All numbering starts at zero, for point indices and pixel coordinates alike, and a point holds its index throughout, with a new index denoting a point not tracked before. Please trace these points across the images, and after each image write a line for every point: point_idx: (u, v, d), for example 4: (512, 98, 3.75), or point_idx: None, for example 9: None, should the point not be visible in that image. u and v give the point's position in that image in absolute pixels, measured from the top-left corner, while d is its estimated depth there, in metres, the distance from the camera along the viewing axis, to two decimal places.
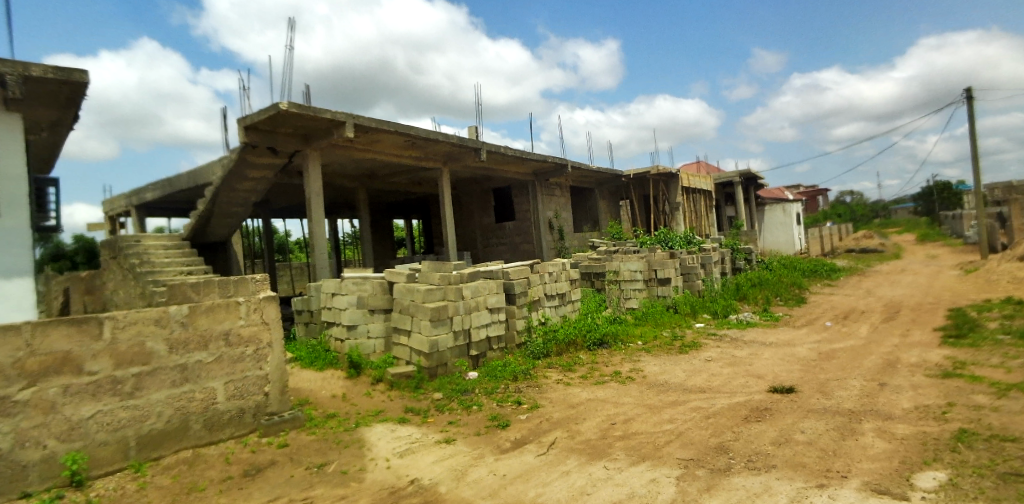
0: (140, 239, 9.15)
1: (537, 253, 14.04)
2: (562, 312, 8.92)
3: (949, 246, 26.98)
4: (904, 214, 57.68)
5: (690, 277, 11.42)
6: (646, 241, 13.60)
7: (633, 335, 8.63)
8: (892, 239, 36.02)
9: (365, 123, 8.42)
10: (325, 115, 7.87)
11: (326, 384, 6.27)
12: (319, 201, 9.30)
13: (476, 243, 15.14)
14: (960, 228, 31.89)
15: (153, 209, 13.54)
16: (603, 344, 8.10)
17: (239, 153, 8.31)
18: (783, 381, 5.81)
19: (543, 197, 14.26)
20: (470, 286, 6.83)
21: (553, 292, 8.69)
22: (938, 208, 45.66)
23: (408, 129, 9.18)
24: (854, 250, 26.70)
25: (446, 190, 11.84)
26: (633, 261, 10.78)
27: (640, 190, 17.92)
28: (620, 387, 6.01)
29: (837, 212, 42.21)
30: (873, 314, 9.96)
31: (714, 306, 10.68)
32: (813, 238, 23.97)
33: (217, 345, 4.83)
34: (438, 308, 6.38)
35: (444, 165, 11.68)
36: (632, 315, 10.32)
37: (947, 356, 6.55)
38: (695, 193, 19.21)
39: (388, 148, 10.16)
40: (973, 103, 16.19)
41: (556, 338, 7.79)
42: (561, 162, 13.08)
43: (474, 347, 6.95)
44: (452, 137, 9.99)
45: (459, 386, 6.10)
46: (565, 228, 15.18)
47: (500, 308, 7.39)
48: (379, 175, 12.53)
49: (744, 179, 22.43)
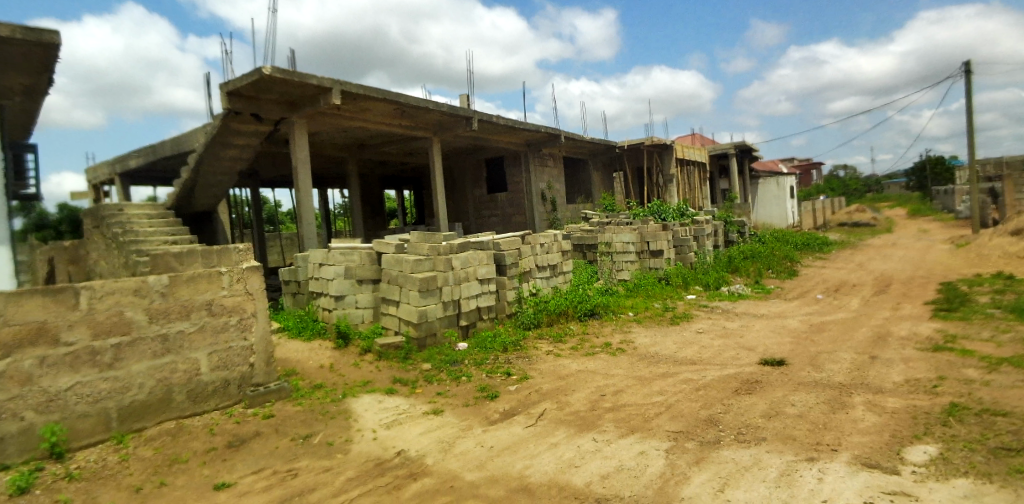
0: (123, 207, 8.90)
1: (529, 224, 13.90)
2: (553, 284, 8.86)
3: (940, 221, 27.08)
4: (897, 188, 57.77)
5: (683, 250, 11.36)
6: (640, 213, 13.49)
7: (625, 306, 8.59)
8: (884, 213, 36.14)
9: (353, 90, 8.12)
10: (311, 81, 7.57)
11: (314, 355, 6.19)
12: (308, 171, 9.05)
13: (468, 213, 14.95)
14: (952, 203, 31.98)
15: (137, 177, 13.21)
16: (594, 315, 8.05)
17: (221, 119, 8.01)
18: (774, 354, 5.80)
19: (537, 168, 14.04)
20: (459, 256, 6.72)
21: (544, 263, 8.60)
22: (931, 182, 45.68)
23: (398, 96, 8.88)
24: (847, 223, 26.78)
25: (437, 160, 11.58)
26: (626, 233, 10.69)
27: (635, 161, 17.67)
28: (611, 359, 5.98)
29: (831, 185, 42.17)
30: (864, 287, 9.97)
31: (706, 278, 10.65)
32: (805, 212, 23.95)
33: (198, 315, 4.71)
34: (427, 278, 6.27)
35: (436, 134, 11.38)
36: (624, 286, 10.28)
37: (937, 329, 6.55)
38: (690, 165, 19.00)
39: (377, 116, 9.87)
40: (973, 76, 15.94)
41: (547, 309, 7.73)
42: (554, 132, 12.80)
43: (464, 317, 6.88)
44: (443, 105, 9.70)
45: (449, 357, 6.05)
46: (559, 200, 15.01)
47: (491, 279, 7.29)
48: (369, 144, 12.23)
49: (739, 151, 22.19)
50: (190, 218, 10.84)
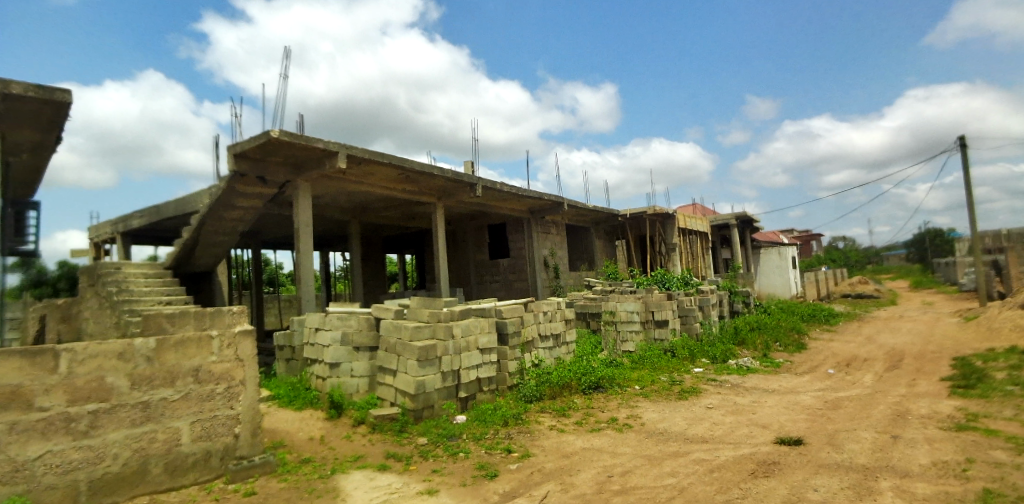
0: (121, 266, 8.84)
1: (531, 292, 13.77)
2: (555, 354, 8.61)
3: (944, 294, 26.92)
4: (897, 260, 57.99)
5: (688, 320, 11.16)
6: (643, 281, 13.41)
7: (630, 379, 8.27)
8: (886, 285, 36.04)
9: (358, 154, 8.31)
10: (318, 144, 7.76)
11: (304, 426, 5.88)
12: (309, 232, 9.08)
13: (469, 279, 14.87)
14: (954, 276, 31.95)
15: (140, 237, 13.27)
16: (599, 388, 7.73)
17: (228, 181, 8.14)
18: (789, 432, 5.49)
19: (539, 235, 14.14)
20: (460, 324, 6.57)
21: (547, 332, 8.40)
22: (931, 255, 45.88)
23: (403, 161, 9.08)
24: (851, 294, 26.63)
25: (440, 226, 11.66)
26: (630, 302, 10.55)
27: (637, 230, 17.81)
28: (617, 435, 5.65)
29: (832, 257, 42.31)
30: (876, 362, 9.66)
31: (713, 351, 10.37)
32: (808, 283, 23.87)
33: (184, 382, 4.51)
34: (427, 347, 6.08)
35: (440, 200, 11.57)
36: (629, 358, 10.00)
37: (958, 407, 6.24)
38: (691, 234, 19.15)
39: (382, 181, 10.06)
40: (965, 152, 16.40)
41: (550, 381, 7.45)
42: (557, 200, 13.01)
43: (464, 389, 6.60)
44: (447, 171, 9.91)
45: (446, 431, 5.74)
46: (561, 267, 14.99)
47: (492, 348, 7.09)
48: (373, 208, 12.40)
49: (739, 222, 22.45)
50: (186, 278, 10.78)
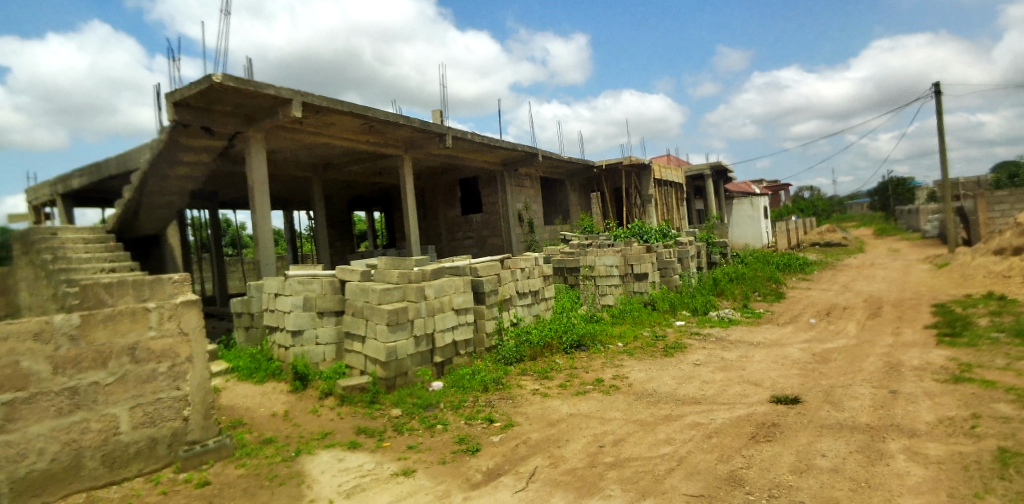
0: (56, 231, 7.84)
1: (507, 247, 13.28)
2: (534, 312, 8.22)
3: (908, 241, 27.65)
4: (861, 209, 59.55)
5: (668, 272, 10.88)
6: (621, 234, 13.05)
7: (613, 336, 7.96)
8: (852, 233, 36.87)
9: (316, 103, 7.46)
10: (268, 91, 6.89)
11: (266, 401, 5.36)
12: (264, 190, 8.25)
13: (442, 235, 14.26)
14: (917, 222, 32.82)
15: (81, 198, 12.13)
16: (581, 347, 7.39)
17: (167, 132, 7.23)
18: (785, 391, 5.34)
19: (513, 188, 13.52)
20: (433, 285, 6.07)
21: (525, 290, 7.97)
22: (893, 202, 47.13)
23: (366, 109, 8.25)
24: (820, 243, 27.10)
25: (408, 179, 10.89)
26: (610, 255, 10.18)
27: (613, 182, 17.31)
28: (604, 399, 5.33)
29: (800, 206, 42.96)
30: (856, 311, 9.62)
31: (693, 302, 10.16)
32: (779, 232, 24.07)
33: (119, 363, 3.82)
34: (396, 311, 5.56)
35: (407, 151, 10.76)
36: (609, 313, 9.72)
37: (949, 357, 6.12)
38: (667, 185, 18.79)
39: (343, 131, 9.20)
40: (941, 98, 16.28)
41: (530, 341, 7.07)
42: (530, 150, 12.29)
43: (439, 353, 6.16)
44: (414, 120, 9.11)
45: (421, 400, 5.32)
46: (536, 222, 14.47)
47: (467, 309, 6.62)
48: (336, 162, 11.51)
49: (714, 172, 22.22)
50: (130, 242, 9.78)
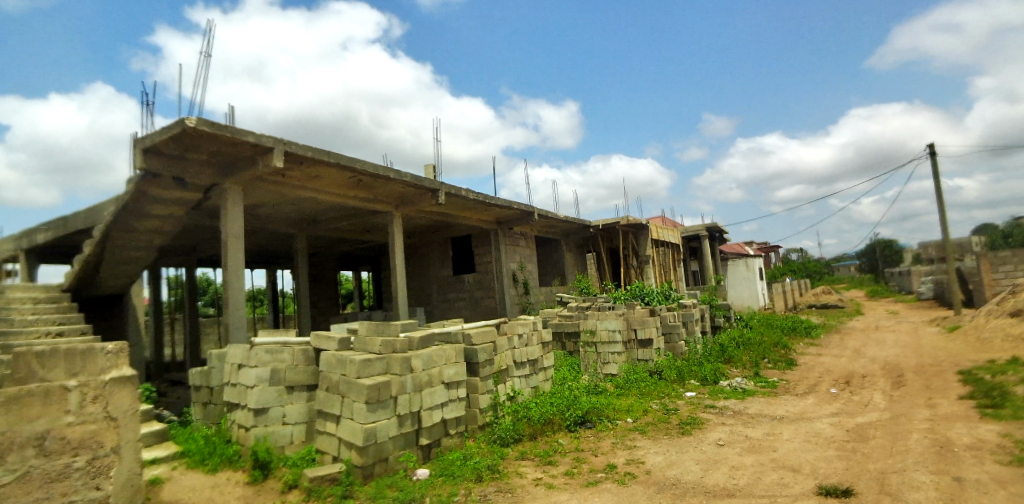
0: (3, 289, 7.10)
1: (501, 310, 12.58)
2: (532, 384, 7.46)
3: (904, 303, 27.32)
4: (850, 271, 59.83)
5: (673, 338, 10.22)
6: (621, 296, 12.46)
7: (620, 410, 7.17)
8: (846, 295, 36.60)
9: (299, 152, 7.04)
10: (247, 138, 6.47)
11: (216, 497, 4.48)
12: (239, 244, 7.64)
13: (432, 296, 13.56)
14: (909, 285, 32.70)
15: (48, 254, 11.40)
16: (586, 424, 6.58)
17: (135, 182, 6.71)
18: (832, 480, 4.57)
19: (507, 248, 13.04)
20: (420, 355, 5.38)
21: (522, 359, 7.26)
22: (881, 265, 47.45)
23: (354, 162, 7.83)
24: (816, 305, 26.67)
25: (396, 238, 10.34)
26: (611, 319, 9.53)
27: (608, 242, 16.95)
28: (621, 491, 4.51)
29: (791, 268, 42.95)
30: (877, 380, 8.91)
31: (702, 371, 9.45)
32: (776, 294, 23.63)
33: (21, 457, 2.98)
34: (377, 386, 4.83)
35: (398, 209, 10.31)
36: (613, 383, 8.95)
37: (1003, 434, 5.42)
38: (663, 246, 18.45)
39: (328, 186, 8.75)
40: (932, 160, 16.42)
41: (529, 418, 6.28)
42: (526, 209, 11.96)
43: (426, 434, 5.36)
44: (405, 175, 8.69)
45: (403, 494, 4.47)
46: (531, 282, 13.88)
47: (459, 381, 5.88)
48: (321, 218, 11.02)
49: (709, 233, 22.07)
50: (86, 303, 9.04)
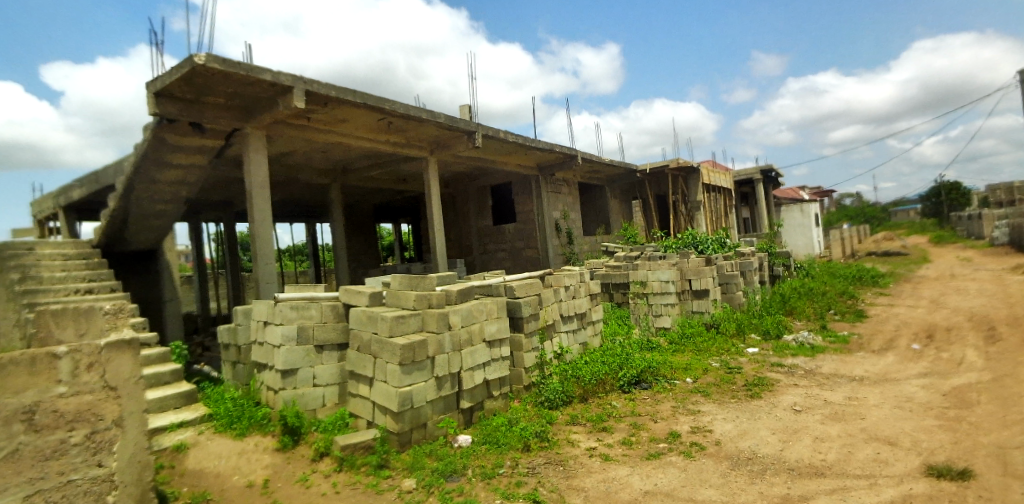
0: (34, 246, 7.00)
1: (542, 261, 12.01)
2: (581, 340, 6.92)
3: (976, 249, 25.19)
4: (909, 215, 56.05)
5: (730, 289, 9.44)
6: (671, 244, 11.62)
7: (677, 368, 6.57)
8: (907, 241, 34.23)
9: (322, 92, 6.41)
10: (264, 76, 5.89)
11: (242, 466, 4.23)
12: (265, 196, 7.21)
13: (470, 247, 13.07)
14: (981, 229, 30.18)
15: (88, 211, 11.44)
16: (641, 384, 6.02)
17: (152, 129, 6.31)
18: (940, 456, 3.87)
19: (548, 195, 12.29)
20: (459, 310, 4.85)
21: (570, 312, 6.69)
22: (947, 209, 44.12)
23: (382, 102, 7.14)
24: (876, 252, 24.96)
25: (433, 186, 9.73)
26: (664, 269, 8.80)
27: (655, 188, 15.90)
28: (689, 466, 3.95)
29: (847, 213, 40.39)
30: (967, 334, 7.91)
31: (763, 324, 8.69)
32: (834, 241, 22.11)
33: (7, 432, 2.67)
34: (412, 346, 4.37)
35: (431, 154, 9.65)
36: (666, 338, 8.36)
37: None
38: (714, 191, 17.25)
39: (357, 130, 8.14)
40: None
41: (578, 377, 5.78)
42: (570, 153, 11.08)
43: (467, 397, 4.93)
44: (438, 116, 7.95)
45: (443, 465, 4.07)
46: (574, 231, 13.16)
47: (502, 339, 5.38)
48: (353, 167, 10.52)
49: (763, 177, 20.51)
50: (117, 261, 8.96)
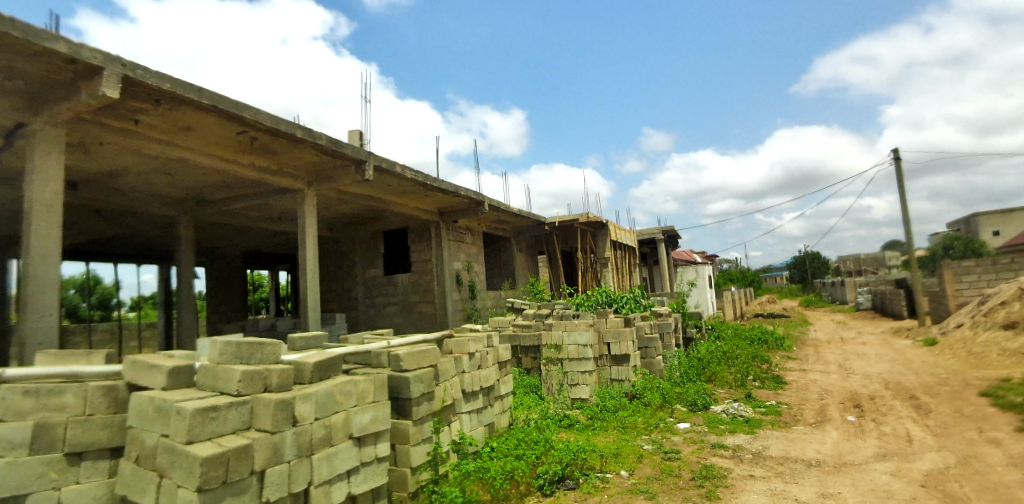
0: None
1: (441, 318, 10.44)
2: (486, 421, 5.47)
3: (843, 313, 27.53)
4: (778, 281, 61.98)
5: (649, 352, 8.50)
6: (584, 302, 10.67)
7: (608, 456, 5.25)
8: (783, 305, 37.04)
9: (149, 81, 4.71)
10: (55, 46, 4.07)
11: None
12: (55, 218, 5.02)
13: (356, 300, 11.19)
14: (843, 296, 33.46)
15: None
16: (566, 482, 4.58)
17: None
18: None
19: (450, 244, 10.92)
20: (312, 396, 3.29)
21: (474, 387, 5.23)
22: (810, 277, 49.29)
23: (242, 107, 5.52)
24: (762, 314, 26.34)
25: (309, 224, 7.98)
26: (582, 330, 7.65)
27: (563, 242, 15.21)
28: None
29: (730, 276, 43.31)
30: (893, 404, 7.51)
31: (688, 393, 7.76)
32: (728, 302, 22.89)
33: None
34: (222, 456, 2.69)
35: (311, 185, 7.97)
36: (585, 412, 7.11)
37: None
38: (620, 248, 17.01)
39: (209, 144, 6.36)
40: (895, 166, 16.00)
41: (485, 479, 4.26)
42: (476, 197, 9.92)
43: None
44: (320, 136, 6.45)
45: None
46: (478, 285, 11.82)
47: (380, 431, 3.82)
48: (211, 196, 8.46)
49: (665, 238, 20.85)
50: None
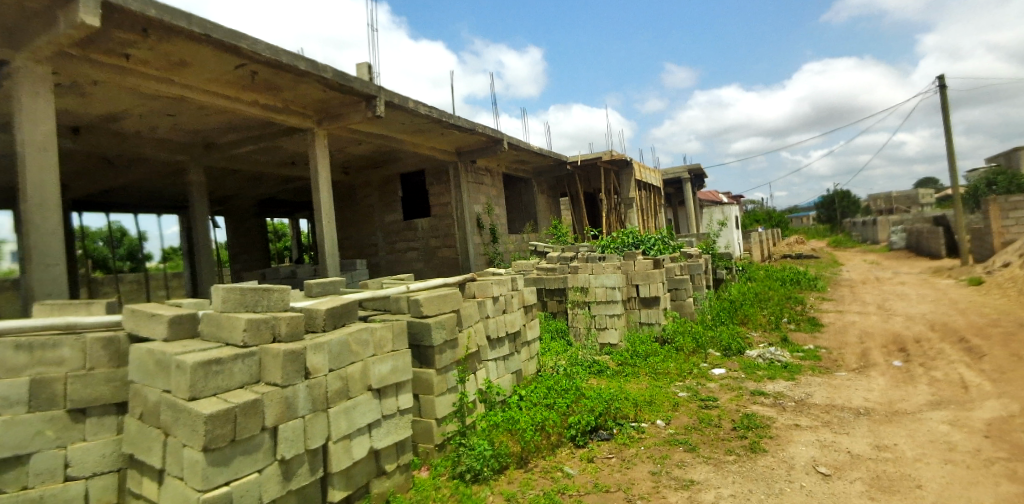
0: None
1: (462, 262, 10.17)
2: (513, 369, 5.23)
3: (876, 253, 26.59)
4: (806, 222, 60.25)
5: (679, 295, 8.12)
6: (610, 244, 10.24)
7: (641, 404, 4.99)
8: (811, 246, 36.04)
9: (132, 8, 4.21)
10: None
11: None
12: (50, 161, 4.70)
13: (376, 245, 10.96)
14: (876, 235, 32.29)
15: None
16: (599, 433, 4.36)
17: None
18: None
19: (470, 185, 10.46)
20: (325, 346, 3.01)
21: (500, 334, 4.94)
22: (840, 216, 47.67)
23: (238, 37, 5.01)
24: (791, 255, 25.61)
25: (321, 167, 7.59)
26: (610, 273, 7.25)
27: (586, 183, 14.60)
28: None
29: (756, 217, 42.11)
30: (942, 347, 7.07)
31: (722, 337, 7.41)
32: (755, 243, 22.18)
33: None
34: (228, 413, 2.44)
35: (321, 125, 7.51)
36: (614, 358, 6.84)
37: None
38: (645, 189, 16.35)
39: (208, 80, 5.90)
40: (946, 92, 14.74)
41: (514, 430, 4.03)
42: (494, 135, 9.33)
43: (341, 483, 3.06)
44: (326, 69, 5.93)
45: None
46: (499, 228, 11.43)
47: (402, 381, 3.57)
48: (219, 140, 8.08)
49: (691, 177, 20.00)
50: None
